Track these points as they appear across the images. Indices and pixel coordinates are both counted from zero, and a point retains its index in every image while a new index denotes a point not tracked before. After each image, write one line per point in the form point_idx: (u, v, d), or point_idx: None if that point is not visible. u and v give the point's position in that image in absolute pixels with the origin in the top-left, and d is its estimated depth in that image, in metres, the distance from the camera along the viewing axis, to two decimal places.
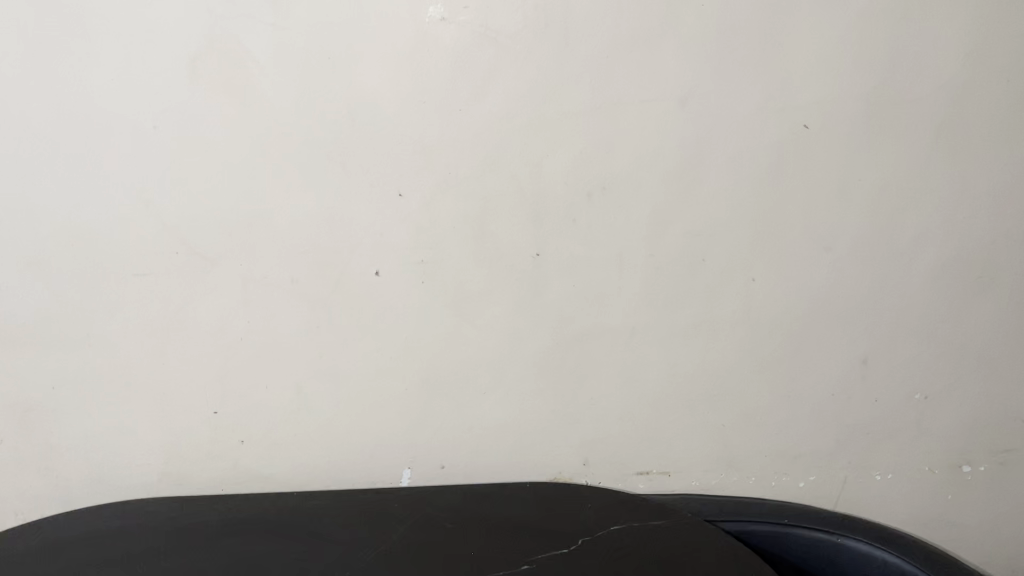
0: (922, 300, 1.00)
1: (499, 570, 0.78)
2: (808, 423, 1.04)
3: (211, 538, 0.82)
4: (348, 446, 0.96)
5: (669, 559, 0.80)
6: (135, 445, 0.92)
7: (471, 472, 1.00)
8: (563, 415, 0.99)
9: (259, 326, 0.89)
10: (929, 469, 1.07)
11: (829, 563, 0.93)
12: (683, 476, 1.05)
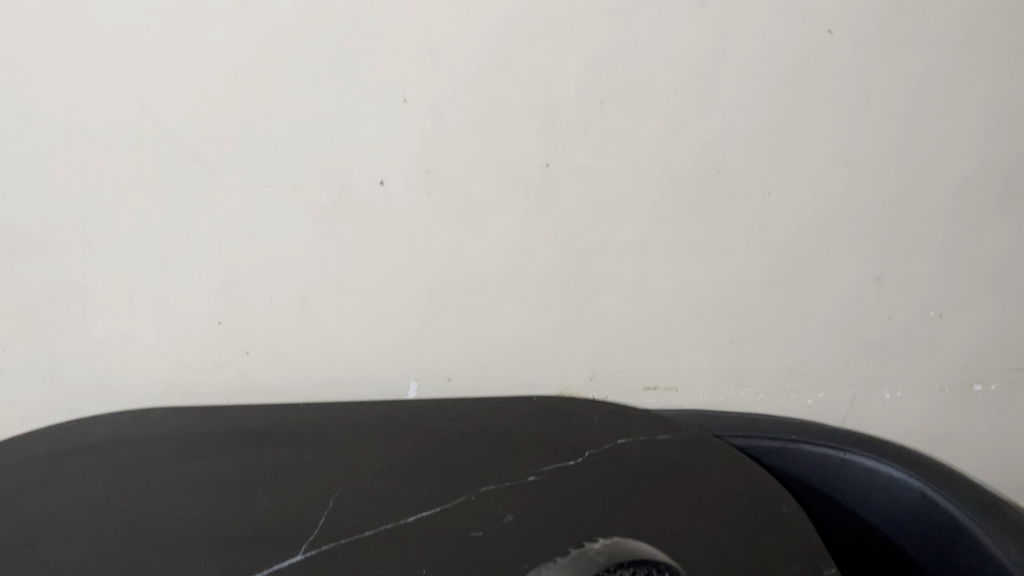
0: (942, 216, 0.97)
1: (504, 481, 0.79)
2: (819, 339, 1.03)
3: (220, 448, 0.84)
4: (356, 357, 0.97)
5: (675, 471, 0.81)
6: (141, 355, 0.93)
7: (477, 384, 1.01)
8: (570, 330, 0.99)
9: (260, 237, 0.89)
10: (939, 386, 1.06)
11: (834, 479, 0.90)
12: (689, 390, 1.05)
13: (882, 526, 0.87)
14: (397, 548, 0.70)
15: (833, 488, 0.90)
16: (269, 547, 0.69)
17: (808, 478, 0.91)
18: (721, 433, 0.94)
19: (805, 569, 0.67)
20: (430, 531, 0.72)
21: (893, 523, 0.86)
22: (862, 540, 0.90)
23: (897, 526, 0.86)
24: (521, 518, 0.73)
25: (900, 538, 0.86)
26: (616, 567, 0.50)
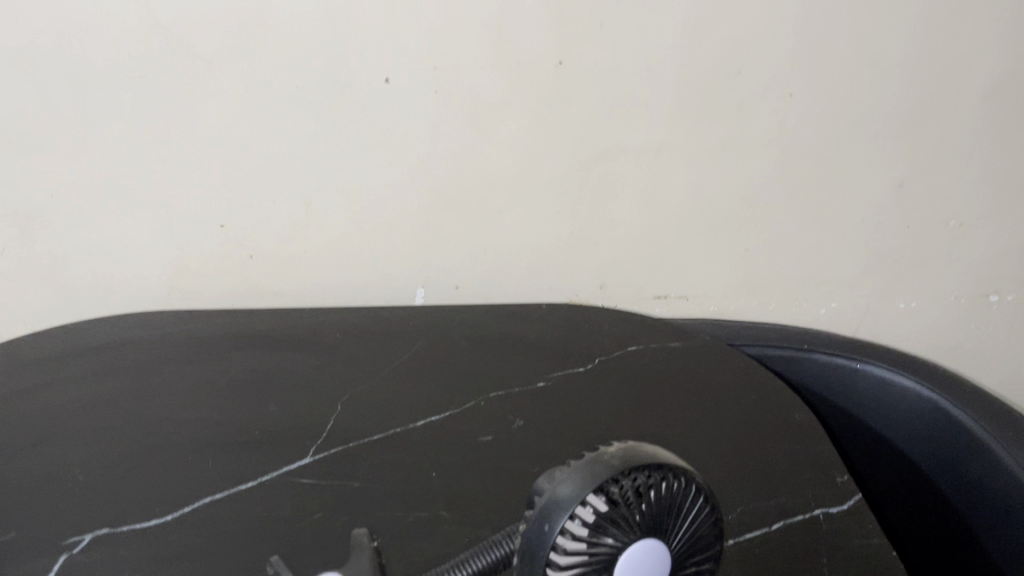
0: (968, 121, 0.94)
1: (513, 387, 0.78)
2: (835, 248, 1.01)
3: (226, 351, 0.83)
4: (361, 263, 0.95)
5: (686, 379, 0.80)
6: (142, 257, 0.91)
7: (484, 292, 0.99)
8: (581, 237, 0.97)
9: (262, 137, 0.86)
10: (955, 297, 1.05)
11: (846, 388, 0.89)
12: (701, 300, 1.03)
13: (893, 435, 0.87)
14: (407, 452, 0.69)
15: (845, 397, 0.89)
16: (277, 450, 0.69)
17: (822, 387, 0.90)
18: (734, 341, 0.93)
19: (818, 476, 0.67)
20: (440, 435, 0.71)
21: (904, 433, 0.86)
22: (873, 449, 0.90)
23: (907, 437, 0.86)
24: (532, 424, 0.73)
25: (910, 449, 0.86)
26: (631, 471, 0.49)
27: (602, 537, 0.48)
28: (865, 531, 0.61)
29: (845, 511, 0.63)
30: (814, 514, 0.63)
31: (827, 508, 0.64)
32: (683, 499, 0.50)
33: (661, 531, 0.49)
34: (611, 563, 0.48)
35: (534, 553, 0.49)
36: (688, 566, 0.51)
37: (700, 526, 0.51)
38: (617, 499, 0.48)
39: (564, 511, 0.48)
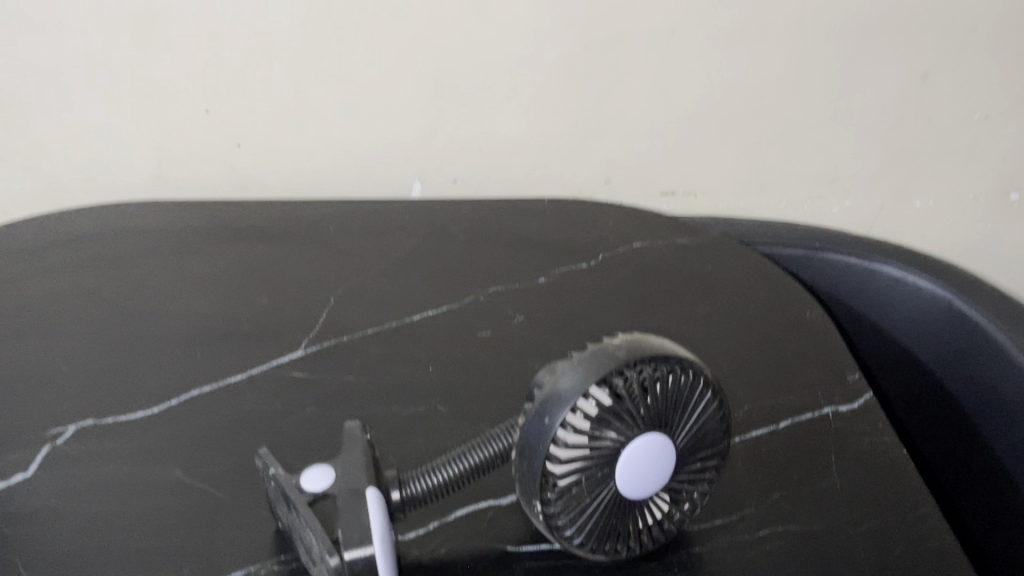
0: (1003, 5, 0.88)
1: (514, 282, 0.75)
2: (852, 143, 0.96)
3: (215, 242, 0.79)
4: (356, 153, 0.91)
5: (693, 274, 0.77)
6: (124, 145, 0.87)
7: (485, 186, 0.95)
8: (587, 128, 0.92)
9: (246, 15, 0.80)
10: (973, 196, 1.01)
11: (859, 289, 0.86)
12: (709, 196, 0.99)
13: (905, 337, 0.84)
14: (403, 346, 0.67)
15: (857, 299, 0.86)
16: (267, 344, 0.66)
17: (836, 289, 0.87)
18: (750, 240, 0.89)
19: (828, 375, 0.64)
20: (437, 330, 0.69)
21: (918, 336, 0.83)
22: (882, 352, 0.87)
23: (921, 340, 0.83)
24: (532, 320, 0.70)
25: (923, 352, 0.83)
26: (637, 363, 0.46)
27: (604, 430, 0.45)
28: (874, 430, 0.60)
29: (855, 409, 0.62)
30: (823, 413, 0.61)
31: (836, 407, 0.62)
32: (688, 393, 0.47)
33: (665, 426, 0.47)
34: (613, 457, 0.46)
35: (534, 448, 0.46)
36: (694, 462, 0.49)
37: (706, 421, 0.49)
38: (620, 392, 0.45)
39: (566, 406, 0.45)
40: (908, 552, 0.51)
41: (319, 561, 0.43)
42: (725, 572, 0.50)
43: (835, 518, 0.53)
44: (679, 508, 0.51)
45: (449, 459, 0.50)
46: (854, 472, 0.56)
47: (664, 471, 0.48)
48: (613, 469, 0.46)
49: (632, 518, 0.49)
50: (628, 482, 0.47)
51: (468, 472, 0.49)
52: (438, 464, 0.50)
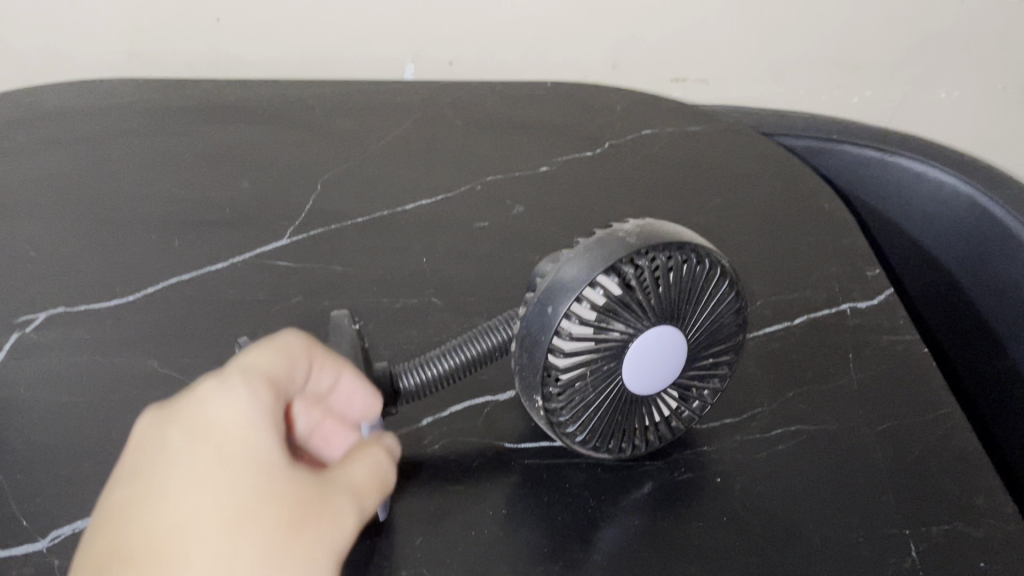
0: None
1: (514, 168, 0.70)
2: (877, 27, 0.89)
3: (192, 118, 0.74)
4: (344, 30, 0.84)
5: (705, 162, 0.72)
6: (93, 17, 0.81)
7: (483, 68, 0.89)
8: (593, 6, 0.85)
9: None
10: (1002, 86, 0.95)
11: (874, 182, 0.80)
12: (722, 84, 0.94)
13: (922, 228, 0.80)
14: (395, 236, 0.63)
15: (871, 192, 0.81)
16: (251, 232, 0.63)
17: (850, 182, 0.82)
18: (771, 133, 0.83)
19: (846, 270, 0.61)
20: (432, 218, 0.65)
21: (936, 229, 0.78)
22: (897, 244, 0.83)
23: (939, 231, 0.78)
24: (533, 209, 0.66)
25: (941, 243, 0.79)
26: (649, 250, 0.42)
27: (611, 321, 0.42)
28: (894, 328, 0.56)
29: (873, 306, 0.58)
30: (840, 309, 0.58)
31: (855, 303, 0.58)
32: (703, 284, 0.44)
33: (677, 318, 0.43)
34: (620, 351, 0.43)
35: (533, 338, 0.42)
36: (706, 358, 0.46)
37: (721, 314, 0.45)
38: (629, 280, 0.42)
39: (570, 295, 0.41)
40: (927, 453, 0.49)
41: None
42: (735, 472, 0.48)
43: (851, 419, 0.50)
44: (688, 406, 0.48)
45: (444, 352, 0.47)
46: (873, 371, 0.53)
47: (673, 367, 0.44)
48: (620, 364, 0.43)
49: (638, 415, 0.46)
50: (633, 377, 0.44)
51: (464, 366, 0.46)
52: (432, 358, 0.46)
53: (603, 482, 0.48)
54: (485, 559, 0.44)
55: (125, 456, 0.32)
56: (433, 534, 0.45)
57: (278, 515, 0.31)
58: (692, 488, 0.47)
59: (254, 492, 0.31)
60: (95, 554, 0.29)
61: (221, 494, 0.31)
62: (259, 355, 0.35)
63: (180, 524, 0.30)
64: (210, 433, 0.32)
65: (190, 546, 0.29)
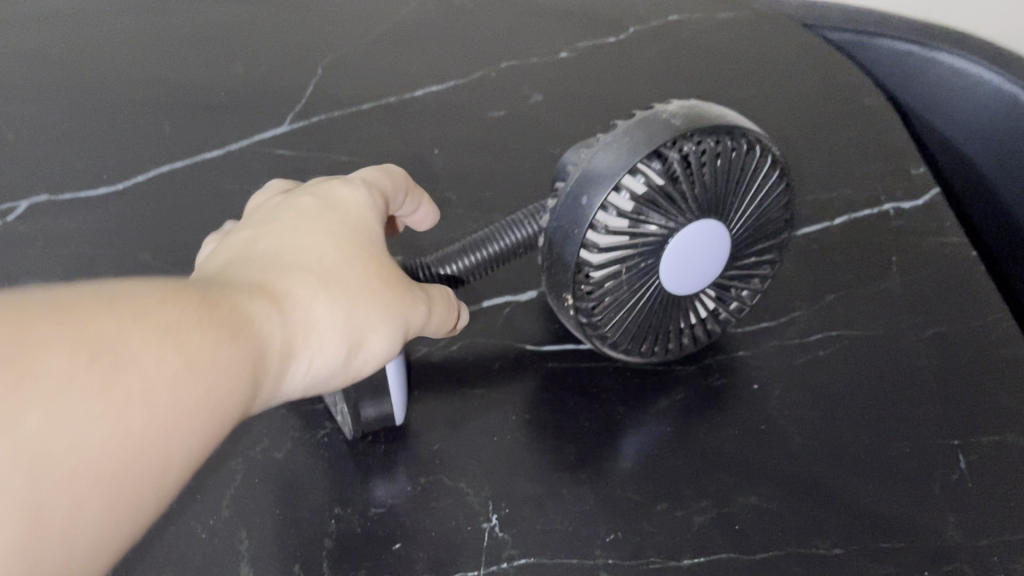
0: None
1: (532, 53, 0.65)
2: None
3: None
4: None
5: (739, 50, 0.67)
6: None
7: None
8: None
9: None
10: None
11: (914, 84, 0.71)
12: None
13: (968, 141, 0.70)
14: (403, 125, 0.58)
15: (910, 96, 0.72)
16: (247, 116, 0.58)
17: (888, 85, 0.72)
18: (814, 26, 0.73)
19: (889, 168, 0.57)
20: (444, 106, 0.60)
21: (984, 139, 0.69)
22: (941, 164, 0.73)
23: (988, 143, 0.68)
24: (553, 99, 0.61)
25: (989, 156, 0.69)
26: (695, 134, 0.37)
27: (652, 214, 0.38)
28: (941, 229, 0.52)
29: (920, 206, 0.54)
30: (884, 209, 0.54)
31: (900, 203, 0.54)
32: (751, 174, 0.40)
33: (721, 211, 0.39)
34: (659, 247, 0.39)
35: (566, 231, 0.38)
36: (748, 256, 0.42)
37: (768, 208, 0.41)
38: (673, 168, 0.37)
39: (607, 183, 0.37)
40: (976, 360, 0.45)
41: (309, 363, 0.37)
42: (774, 379, 0.45)
43: (895, 324, 0.47)
44: (724, 308, 0.44)
45: (466, 248, 0.43)
46: (919, 273, 0.50)
47: (714, 266, 0.41)
48: (657, 263, 0.39)
49: (673, 318, 0.43)
50: (668, 274, 0.40)
51: (487, 262, 0.43)
52: (454, 254, 0.43)
53: (633, 388, 0.45)
54: (507, 466, 0.41)
55: (259, 207, 0.35)
56: (452, 440, 0.42)
57: (378, 252, 0.32)
58: (728, 394, 0.44)
59: (365, 238, 0.32)
60: (229, 247, 0.31)
61: (341, 236, 0.32)
62: (378, 173, 0.37)
63: (301, 242, 0.31)
64: (333, 203, 0.34)
65: (312, 257, 0.30)
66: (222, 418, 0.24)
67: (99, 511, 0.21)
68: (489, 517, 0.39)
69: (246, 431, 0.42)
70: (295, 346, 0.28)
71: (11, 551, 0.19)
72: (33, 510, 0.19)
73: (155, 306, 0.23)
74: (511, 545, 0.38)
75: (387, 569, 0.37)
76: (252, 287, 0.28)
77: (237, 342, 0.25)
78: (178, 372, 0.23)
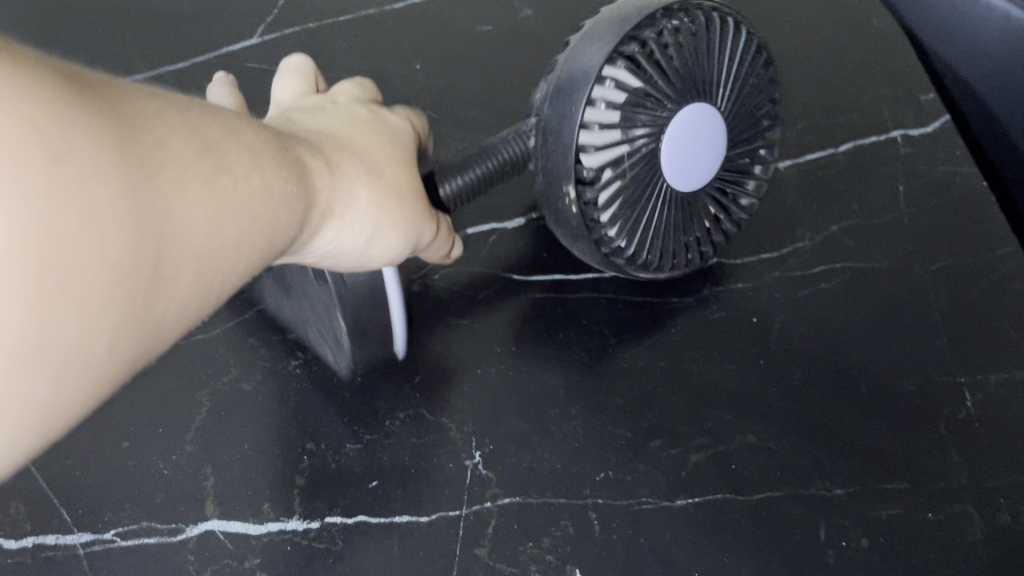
0: None
1: None
2: None
3: None
4: None
5: None
6: None
7: None
8: None
9: None
10: None
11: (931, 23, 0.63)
12: None
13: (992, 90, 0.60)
14: (383, 37, 0.54)
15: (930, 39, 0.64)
16: (213, 27, 0.55)
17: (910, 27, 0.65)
18: None
19: (897, 92, 0.54)
20: (425, 17, 0.56)
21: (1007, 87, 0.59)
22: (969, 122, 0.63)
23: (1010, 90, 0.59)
24: (545, 10, 0.57)
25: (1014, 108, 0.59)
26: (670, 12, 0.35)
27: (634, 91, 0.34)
28: (951, 158, 0.50)
29: (929, 134, 0.51)
30: (891, 137, 0.51)
31: (907, 130, 0.51)
32: (732, 48, 0.37)
33: (715, 94, 0.37)
34: (659, 130, 0.35)
35: (554, 132, 0.35)
36: (742, 155, 0.40)
37: (753, 91, 0.39)
38: (648, 49, 0.35)
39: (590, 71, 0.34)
40: (985, 295, 0.43)
41: (314, 291, 0.36)
42: (774, 311, 0.42)
43: (901, 257, 0.45)
44: (728, 218, 0.41)
45: (459, 162, 0.39)
46: (927, 204, 0.47)
47: (721, 144, 0.37)
48: (667, 135, 0.36)
49: (683, 228, 0.39)
50: (681, 132, 0.36)
51: (486, 178, 0.39)
52: (450, 172, 0.38)
53: (626, 320, 0.42)
54: (492, 402, 0.39)
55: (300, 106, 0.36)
56: (434, 373, 0.39)
57: (407, 154, 0.34)
58: (725, 327, 0.42)
59: (405, 147, 0.34)
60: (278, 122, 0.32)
61: (384, 141, 0.33)
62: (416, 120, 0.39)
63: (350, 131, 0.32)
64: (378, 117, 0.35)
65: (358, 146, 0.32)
66: (278, 242, 0.25)
67: (190, 279, 0.21)
68: (473, 454, 0.37)
69: (211, 361, 0.39)
70: (332, 210, 0.29)
71: (139, 282, 0.19)
72: (162, 251, 0.20)
73: (243, 128, 0.24)
74: (495, 484, 0.36)
75: (363, 509, 0.35)
76: (310, 147, 0.29)
77: (299, 188, 0.26)
78: (264, 184, 0.24)
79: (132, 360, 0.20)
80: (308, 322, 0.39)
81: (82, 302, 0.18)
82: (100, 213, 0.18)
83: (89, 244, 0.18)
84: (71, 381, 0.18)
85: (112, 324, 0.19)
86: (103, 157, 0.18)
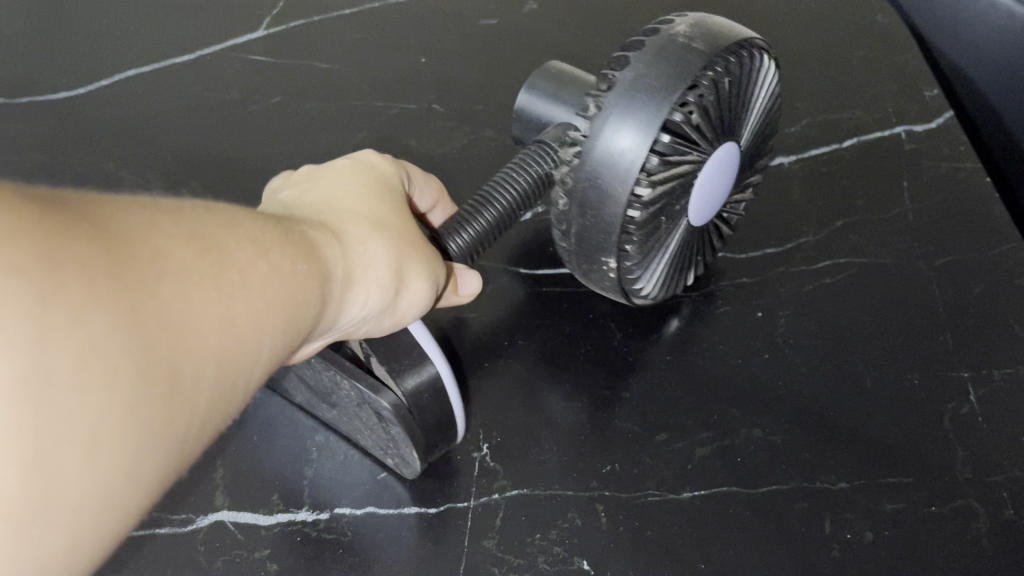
0: None
1: None
2: None
3: None
4: None
5: None
6: None
7: None
8: None
9: None
10: None
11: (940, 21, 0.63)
12: None
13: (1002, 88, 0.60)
14: (387, 28, 0.54)
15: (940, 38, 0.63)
16: (217, 19, 0.55)
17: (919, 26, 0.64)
18: None
19: (899, 87, 0.54)
20: (430, 9, 0.56)
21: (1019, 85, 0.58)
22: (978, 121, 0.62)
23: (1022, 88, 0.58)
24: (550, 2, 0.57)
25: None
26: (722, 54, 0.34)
27: (679, 158, 0.34)
28: (955, 153, 0.50)
29: (931, 129, 0.51)
30: (895, 132, 0.51)
31: (912, 126, 0.51)
32: (757, 89, 0.37)
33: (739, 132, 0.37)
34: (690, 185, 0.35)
35: (608, 184, 0.33)
36: (750, 172, 0.40)
37: (767, 117, 0.39)
38: (706, 103, 0.34)
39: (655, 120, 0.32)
40: (989, 292, 0.43)
41: (343, 393, 0.33)
42: (779, 306, 0.43)
43: (905, 254, 0.45)
44: (724, 225, 0.41)
45: (469, 209, 0.37)
46: (932, 200, 0.47)
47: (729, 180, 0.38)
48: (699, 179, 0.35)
49: (689, 254, 0.39)
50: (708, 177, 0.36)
51: (497, 221, 0.37)
52: (461, 221, 0.37)
53: (633, 315, 0.42)
54: (497, 396, 0.39)
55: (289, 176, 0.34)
56: None
57: (404, 203, 0.33)
58: (730, 322, 0.42)
59: (400, 196, 0.33)
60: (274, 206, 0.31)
61: (381, 193, 0.32)
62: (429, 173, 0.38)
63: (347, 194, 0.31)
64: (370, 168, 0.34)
65: (356, 205, 0.31)
66: (301, 325, 0.25)
67: (209, 384, 0.21)
68: (480, 447, 0.37)
69: None
70: (350, 277, 0.28)
71: (154, 405, 0.19)
72: (172, 370, 0.19)
73: (241, 220, 0.24)
74: (501, 475, 0.36)
75: (371, 501, 0.35)
76: (310, 224, 0.28)
77: (309, 264, 0.26)
78: (271, 272, 0.23)
79: (162, 476, 0.20)
80: (358, 429, 0.36)
81: (90, 442, 0.17)
82: (101, 349, 0.18)
83: (94, 384, 0.18)
84: (93, 518, 0.18)
85: (130, 450, 0.19)
86: (97, 288, 0.18)
